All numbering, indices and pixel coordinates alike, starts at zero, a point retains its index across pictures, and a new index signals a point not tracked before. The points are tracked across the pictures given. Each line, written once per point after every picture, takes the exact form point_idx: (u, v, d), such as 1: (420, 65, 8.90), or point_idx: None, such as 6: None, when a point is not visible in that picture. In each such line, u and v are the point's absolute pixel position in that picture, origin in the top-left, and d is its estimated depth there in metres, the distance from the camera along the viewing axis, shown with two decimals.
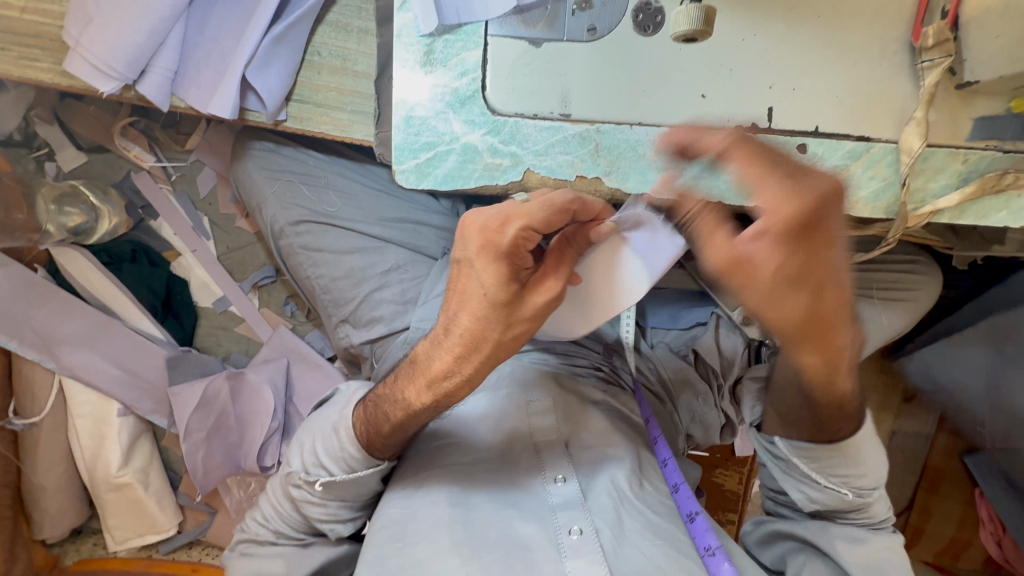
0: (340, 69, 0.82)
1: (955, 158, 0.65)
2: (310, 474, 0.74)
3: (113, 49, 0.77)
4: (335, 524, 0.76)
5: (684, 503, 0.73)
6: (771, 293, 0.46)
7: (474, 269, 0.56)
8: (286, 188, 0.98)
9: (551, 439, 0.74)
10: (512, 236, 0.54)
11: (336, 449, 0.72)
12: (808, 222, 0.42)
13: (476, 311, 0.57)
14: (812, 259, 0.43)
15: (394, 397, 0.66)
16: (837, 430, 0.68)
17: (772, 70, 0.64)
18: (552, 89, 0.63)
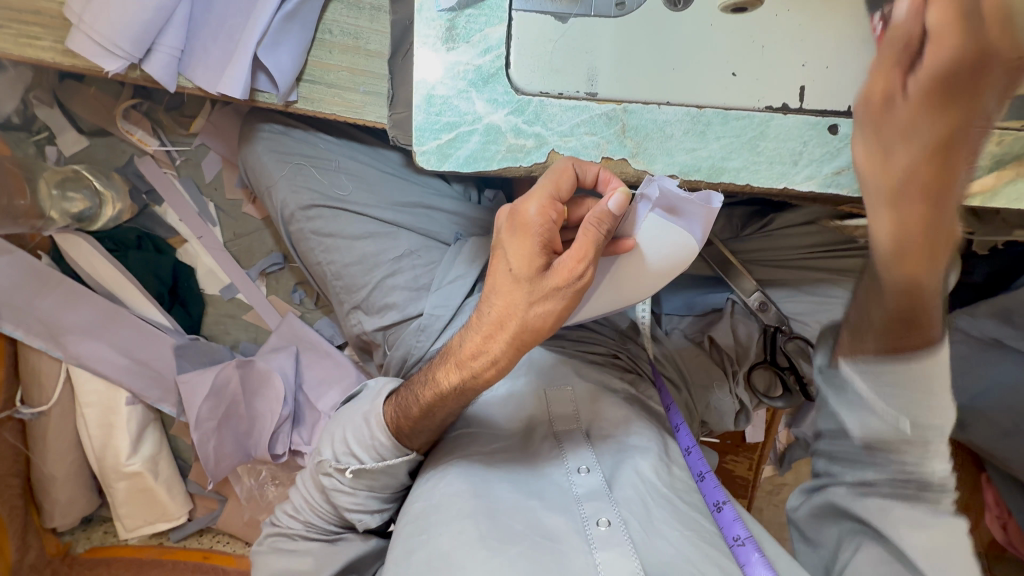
0: (352, 48, 0.80)
1: (990, 139, 0.63)
2: (341, 461, 0.74)
3: (117, 26, 0.74)
4: (363, 516, 0.75)
5: (709, 492, 0.72)
6: (896, 140, 0.49)
7: (504, 246, 0.59)
8: (296, 172, 0.96)
9: (572, 427, 0.74)
10: (535, 210, 0.56)
11: (367, 438, 0.73)
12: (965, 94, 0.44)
13: (507, 290, 0.58)
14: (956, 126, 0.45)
15: (427, 380, 0.68)
16: None
17: (806, 46, 0.61)
18: (578, 67, 0.61)
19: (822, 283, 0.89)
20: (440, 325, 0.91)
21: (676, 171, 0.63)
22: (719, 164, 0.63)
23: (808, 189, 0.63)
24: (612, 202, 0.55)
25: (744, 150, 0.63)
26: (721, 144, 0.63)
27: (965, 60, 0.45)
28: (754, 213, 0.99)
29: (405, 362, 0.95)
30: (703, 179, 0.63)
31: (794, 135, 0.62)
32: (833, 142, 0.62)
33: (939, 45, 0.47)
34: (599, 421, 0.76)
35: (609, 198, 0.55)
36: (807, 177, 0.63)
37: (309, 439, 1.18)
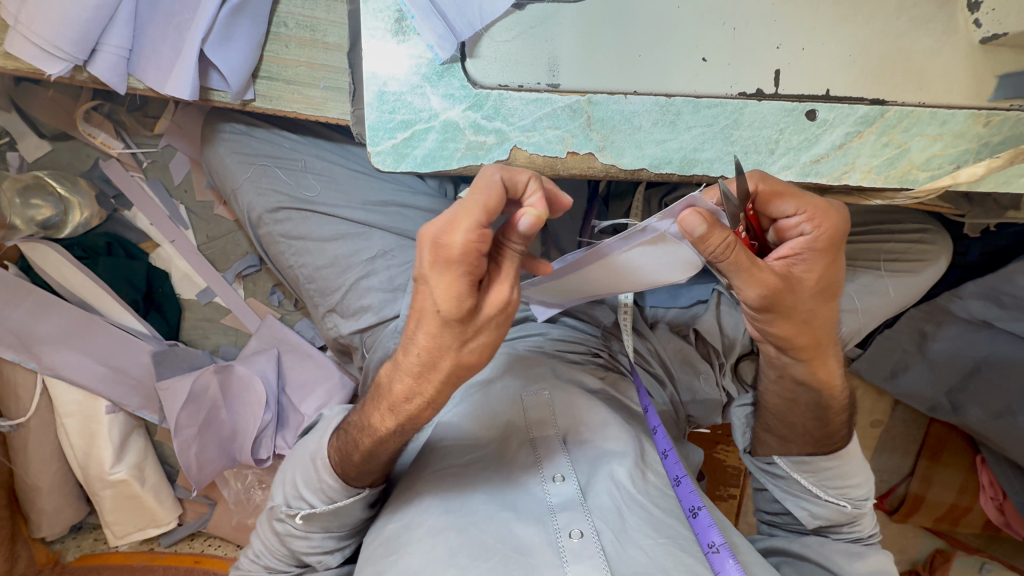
0: (309, 42, 0.76)
1: (977, 120, 0.59)
2: (292, 507, 0.72)
3: (57, 27, 0.70)
4: (322, 556, 0.74)
5: (685, 497, 0.70)
6: (808, 306, 0.56)
7: (427, 283, 0.48)
8: (260, 173, 0.93)
9: (549, 432, 0.72)
10: (463, 242, 0.45)
11: (314, 481, 0.70)
12: (842, 237, 0.54)
13: (431, 329, 0.50)
14: (841, 264, 0.56)
15: (362, 424, 0.65)
16: (832, 440, 0.71)
17: (779, 28, 0.59)
18: (538, 57, 0.58)
19: None
20: None
21: (646, 165, 0.60)
22: (691, 156, 0.59)
23: (786, 179, 0.60)
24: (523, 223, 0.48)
25: (718, 140, 0.59)
26: (693, 134, 0.59)
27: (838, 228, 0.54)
28: None
29: (382, 365, 0.92)
30: (675, 171, 0.60)
31: (770, 122, 0.59)
32: (810, 129, 0.59)
33: (826, 229, 0.53)
34: (577, 426, 0.74)
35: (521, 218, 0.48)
36: (784, 166, 0.59)
37: (293, 442, 1.16)
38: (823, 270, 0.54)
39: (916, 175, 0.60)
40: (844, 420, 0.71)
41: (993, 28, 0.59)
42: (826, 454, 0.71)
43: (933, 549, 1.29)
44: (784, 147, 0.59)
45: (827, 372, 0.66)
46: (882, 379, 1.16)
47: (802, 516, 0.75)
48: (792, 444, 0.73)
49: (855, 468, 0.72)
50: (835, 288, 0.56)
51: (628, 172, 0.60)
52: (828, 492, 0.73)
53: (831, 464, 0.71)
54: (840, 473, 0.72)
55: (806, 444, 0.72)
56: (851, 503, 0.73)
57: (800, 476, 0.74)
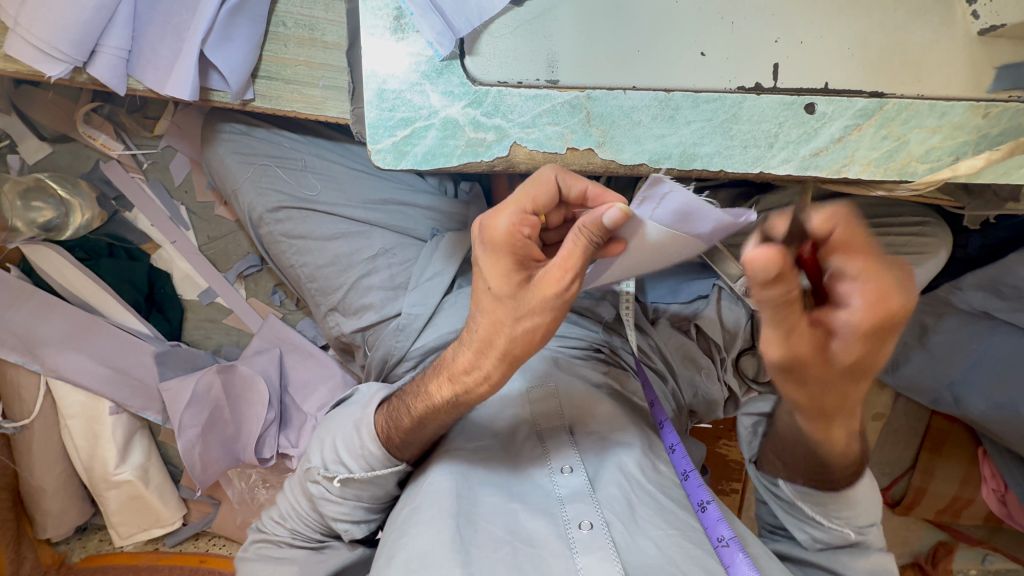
0: (308, 41, 0.76)
1: (976, 112, 0.59)
2: (330, 470, 0.73)
3: (57, 28, 0.70)
4: (349, 526, 0.74)
5: (694, 491, 0.70)
6: (811, 373, 0.52)
7: (479, 263, 0.58)
8: (260, 173, 0.93)
9: (555, 424, 0.73)
10: (505, 225, 0.54)
11: (357, 447, 0.71)
12: (889, 327, 0.47)
13: (486, 307, 0.58)
14: (875, 351, 0.49)
15: (419, 391, 0.68)
16: (832, 476, 0.69)
17: (776, 22, 0.59)
18: (537, 54, 0.58)
19: None
20: (418, 324, 0.90)
21: (646, 160, 0.60)
22: (691, 151, 0.59)
23: (785, 172, 0.60)
24: (607, 216, 0.49)
25: (717, 134, 0.59)
26: (692, 129, 0.59)
27: (886, 317, 0.46)
28: (738, 193, 0.94)
29: (385, 363, 0.93)
30: (674, 166, 0.60)
31: (769, 116, 0.59)
32: (809, 122, 0.59)
33: (872, 306, 0.46)
34: (584, 418, 0.74)
35: (605, 211, 0.49)
36: (783, 160, 0.60)
37: (297, 441, 1.17)
38: (845, 348, 0.48)
39: (915, 168, 0.60)
40: (850, 467, 0.68)
41: (989, 21, 0.59)
42: (822, 486, 0.70)
43: (936, 542, 1.29)
44: (783, 140, 0.59)
45: (842, 427, 0.62)
46: (883, 371, 1.17)
47: (804, 540, 0.74)
48: (789, 471, 0.73)
49: (862, 500, 0.70)
50: (851, 368, 0.51)
51: (628, 168, 0.61)
52: (830, 521, 0.72)
53: (836, 498, 0.70)
54: (845, 503, 0.70)
55: (804, 473, 0.71)
56: (856, 530, 0.72)
57: (804, 505, 0.72)
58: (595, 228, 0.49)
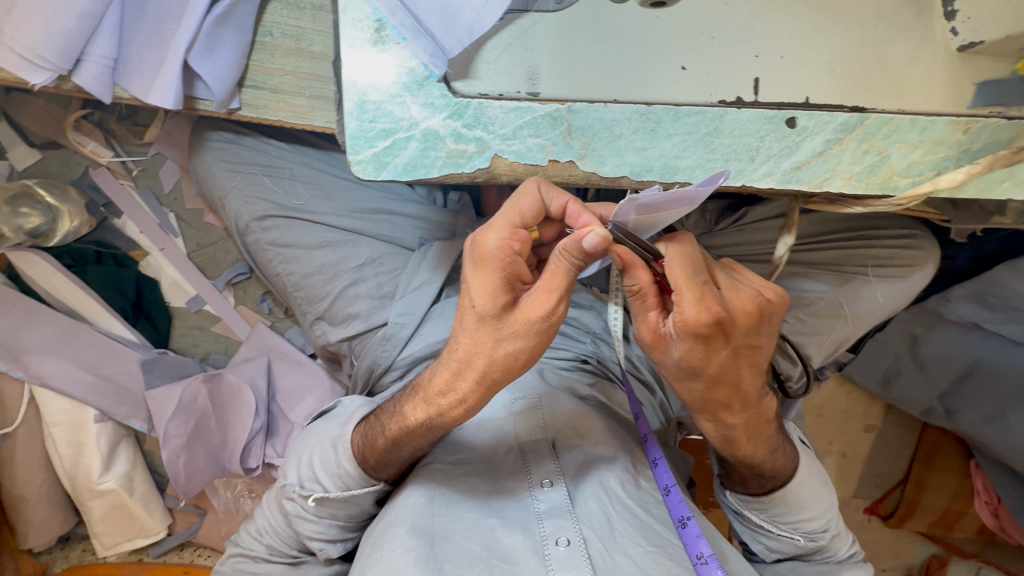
0: (295, 51, 0.76)
1: (956, 127, 0.59)
2: (306, 488, 0.72)
3: (41, 37, 0.70)
4: (324, 544, 0.73)
5: (675, 507, 0.68)
6: (676, 374, 0.59)
7: (467, 282, 0.57)
8: (247, 181, 0.93)
9: (538, 438, 0.72)
10: (495, 241, 0.54)
11: (333, 466, 0.70)
12: (707, 336, 0.52)
13: (470, 326, 0.57)
14: (715, 358, 0.55)
15: (394, 412, 0.67)
16: (765, 485, 0.71)
17: (757, 37, 0.59)
18: (518, 66, 0.58)
19: (794, 276, 0.92)
20: (405, 334, 0.90)
21: (627, 172, 0.60)
22: (672, 164, 0.59)
23: (766, 186, 0.60)
24: (586, 240, 0.50)
25: (698, 147, 0.59)
26: (673, 142, 0.59)
27: (709, 328, 0.52)
28: (726, 206, 0.96)
29: (371, 372, 0.92)
30: (656, 179, 0.60)
31: (750, 130, 0.59)
32: (790, 136, 0.59)
33: (686, 318, 0.51)
34: (567, 430, 0.74)
35: (585, 236, 0.49)
36: (764, 174, 0.60)
37: (283, 451, 1.16)
38: (686, 354, 0.55)
39: (897, 182, 0.60)
40: (765, 480, 0.71)
41: (967, 38, 0.59)
42: (761, 494, 0.72)
43: (929, 555, 1.28)
44: (764, 153, 0.59)
45: (755, 445, 0.66)
46: (875, 383, 1.17)
47: (760, 549, 0.75)
48: (728, 484, 0.75)
49: (806, 504, 0.71)
50: (704, 375, 0.57)
51: (609, 180, 0.60)
52: (780, 527, 0.73)
53: (776, 504, 0.71)
54: (787, 508, 0.71)
55: (741, 485, 0.73)
56: (805, 536, 0.73)
57: (750, 514, 0.74)
58: (575, 251, 0.51)
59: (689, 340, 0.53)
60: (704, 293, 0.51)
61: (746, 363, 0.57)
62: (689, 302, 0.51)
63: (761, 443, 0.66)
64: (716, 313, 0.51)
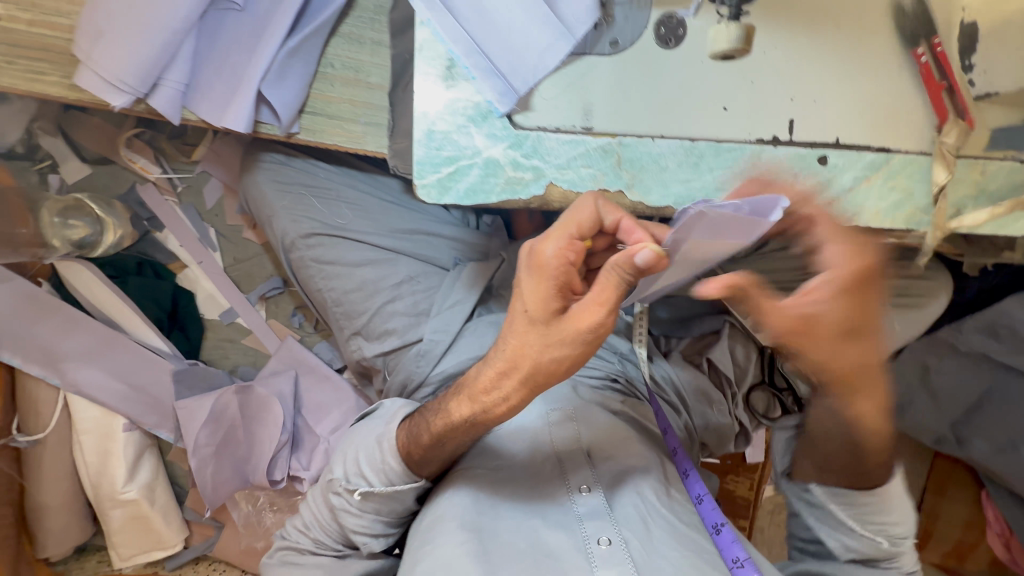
0: (353, 81, 0.82)
1: (975, 169, 0.65)
2: (351, 483, 0.74)
3: (124, 64, 0.74)
4: (368, 539, 0.76)
5: (708, 514, 0.74)
6: (835, 346, 0.59)
7: (521, 285, 0.58)
8: (296, 201, 0.97)
9: (574, 448, 0.75)
10: (553, 250, 0.55)
11: (377, 462, 0.73)
12: (864, 283, 0.54)
13: (520, 330, 0.59)
14: (869, 308, 0.56)
15: (439, 409, 0.69)
16: (874, 477, 0.72)
17: (793, 83, 0.64)
18: (574, 103, 0.63)
19: None
20: (439, 351, 0.93)
21: (671, 202, 0.64)
22: (713, 195, 0.64)
23: (801, 218, 0.65)
24: (641, 257, 0.51)
25: (738, 181, 0.64)
26: (715, 175, 0.64)
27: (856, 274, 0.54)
28: None
29: (405, 387, 0.96)
30: (698, 208, 0.64)
31: (786, 167, 0.64)
32: (822, 173, 0.64)
33: (841, 263, 0.55)
34: (602, 443, 0.76)
35: (639, 252, 0.50)
36: None
37: (308, 464, 1.17)
38: (847, 313, 0.55)
39: (921, 218, 0.65)
40: (881, 464, 0.71)
41: (984, 89, 0.64)
42: (861, 488, 0.73)
43: None
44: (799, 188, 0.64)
45: (880, 420, 0.67)
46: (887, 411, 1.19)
47: (837, 547, 0.77)
48: (826, 473, 0.76)
49: (895, 508, 0.73)
50: (859, 335, 0.57)
51: (655, 209, 0.65)
52: (861, 529, 0.75)
53: (868, 499, 0.73)
54: (875, 508, 0.73)
55: (844, 478, 0.74)
56: (889, 539, 0.74)
57: (836, 509, 0.76)
58: (627, 266, 0.52)
59: (845, 295, 0.55)
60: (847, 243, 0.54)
61: (878, 323, 0.59)
62: (841, 256, 0.55)
63: (874, 410, 0.66)
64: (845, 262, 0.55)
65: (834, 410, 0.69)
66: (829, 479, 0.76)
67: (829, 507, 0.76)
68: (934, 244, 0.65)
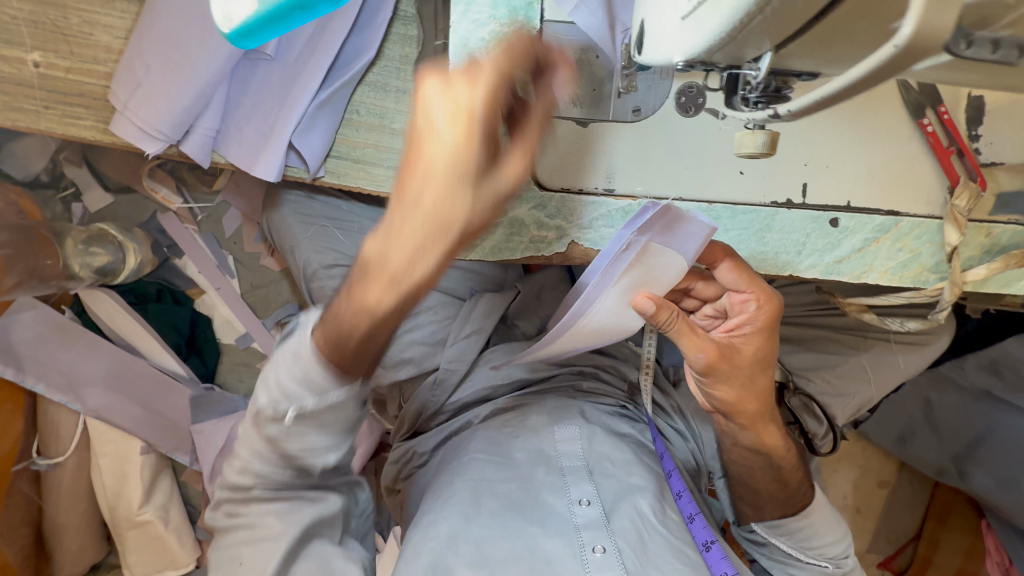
0: (378, 127, 0.84)
1: (980, 232, 0.68)
2: (276, 406, 0.56)
3: (159, 113, 0.77)
4: (320, 454, 0.61)
5: (698, 532, 0.79)
6: (752, 376, 0.70)
7: (422, 127, 0.44)
8: (320, 233, 1.00)
9: (576, 464, 0.78)
10: (467, 99, 0.43)
11: (298, 368, 0.54)
12: (774, 324, 0.67)
13: (446, 185, 0.44)
14: (774, 344, 0.69)
15: (348, 295, 0.51)
16: (798, 499, 0.82)
17: (807, 149, 0.66)
18: (597, 165, 0.65)
19: (823, 340, 1.00)
20: (455, 379, 0.95)
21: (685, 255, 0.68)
22: None
23: (810, 276, 0.69)
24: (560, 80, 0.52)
25: (751, 241, 0.67)
26: (729, 236, 0.67)
27: (773, 317, 0.67)
28: None
29: (419, 415, 0.97)
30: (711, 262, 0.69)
31: (797, 228, 0.67)
32: (833, 234, 0.67)
33: (769, 310, 0.66)
34: (602, 461, 0.79)
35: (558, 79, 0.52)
36: (809, 265, 0.68)
37: None
38: (759, 349, 0.68)
39: (927, 276, 0.69)
40: (801, 481, 0.83)
41: (989, 158, 0.66)
42: (796, 515, 0.82)
43: None
44: (810, 247, 0.67)
45: (774, 433, 0.78)
46: (890, 442, 1.24)
47: None
48: (765, 507, 0.83)
49: (827, 528, 0.83)
50: (767, 368, 0.71)
51: None
52: (807, 553, 0.83)
53: (802, 528, 0.82)
54: (812, 533, 0.82)
55: (779, 509, 0.82)
56: (831, 562, 0.83)
57: (778, 542, 0.83)
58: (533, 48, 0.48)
59: (760, 334, 0.67)
60: (762, 291, 0.66)
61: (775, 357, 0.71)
62: (763, 300, 0.66)
63: (770, 426, 0.77)
64: (766, 307, 0.66)
65: (739, 443, 0.79)
66: (771, 513, 0.83)
67: (773, 543, 0.83)
68: (951, 299, 0.68)
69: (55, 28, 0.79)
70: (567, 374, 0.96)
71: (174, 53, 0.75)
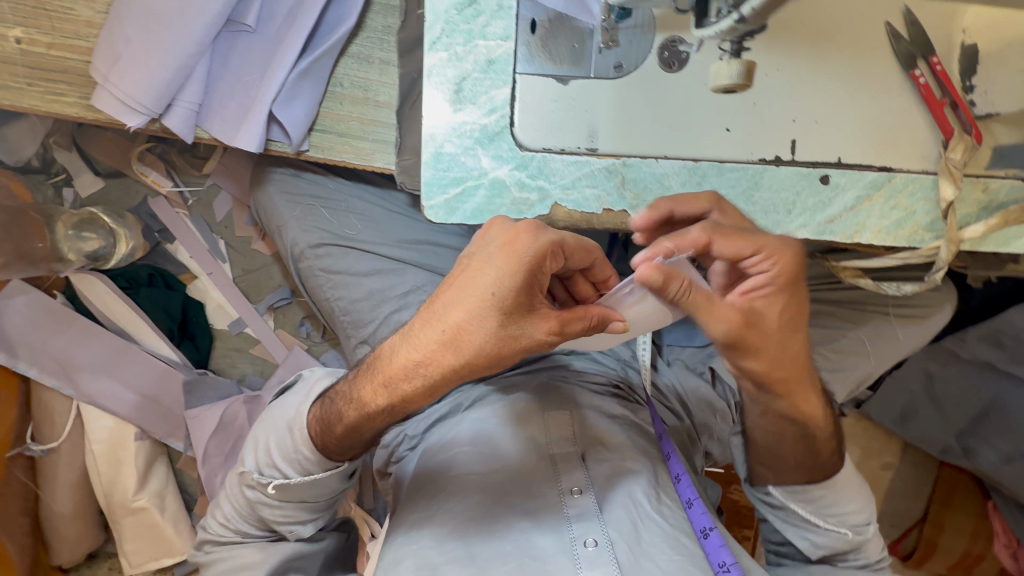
0: (361, 99, 0.83)
1: (976, 187, 0.66)
2: (264, 475, 0.77)
3: (139, 85, 0.76)
4: (293, 526, 0.80)
5: (697, 519, 0.74)
6: (781, 342, 0.65)
7: (485, 264, 0.55)
8: (306, 212, 0.99)
9: (568, 450, 0.77)
10: (535, 246, 0.55)
11: (291, 451, 0.75)
12: (793, 283, 0.62)
13: (473, 308, 0.54)
14: (799, 299, 0.65)
15: (354, 398, 0.67)
16: (825, 466, 0.80)
17: (796, 103, 0.65)
18: (579, 124, 0.64)
19: (823, 314, 0.97)
20: None
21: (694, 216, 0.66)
22: None
23: (802, 237, 0.66)
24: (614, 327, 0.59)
25: (740, 200, 0.65)
26: None
27: (791, 276, 0.62)
28: None
29: None
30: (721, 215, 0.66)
31: (787, 185, 0.65)
32: (823, 192, 0.65)
33: (787, 269, 0.61)
34: (594, 445, 0.78)
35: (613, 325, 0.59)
36: (801, 225, 0.65)
37: None
38: (781, 310, 0.63)
39: (922, 235, 0.66)
40: (831, 446, 0.80)
41: (985, 109, 0.65)
42: (817, 483, 0.79)
43: None
44: (801, 207, 0.65)
45: (807, 396, 0.74)
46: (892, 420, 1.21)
47: (807, 546, 0.81)
48: (786, 473, 0.81)
49: (848, 497, 0.80)
50: (794, 329, 0.66)
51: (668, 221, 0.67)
52: (824, 522, 0.81)
53: (824, 493, 0.79)
54: (832, 500, 0.80)
55: (802, 474, 0.80)
56: (852, 530, 0.80)
57: (796, 507, 0.81)
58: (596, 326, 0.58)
59: (777, 294, 0.62)
60: (774, 251, 0.61)
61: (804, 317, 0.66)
62: (778, 259, 0.61)
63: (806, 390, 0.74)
64: (778, 267, 0.61)
65: (772, 410, 0.76)
66: (795, 477, 0.81)
67: (792, 507, 0.81)
68: (947, 258, 0.65)
69: (37, 4, 0.79)
70: (562, 354, 0.94)
71: (153, 25, 0.75)
